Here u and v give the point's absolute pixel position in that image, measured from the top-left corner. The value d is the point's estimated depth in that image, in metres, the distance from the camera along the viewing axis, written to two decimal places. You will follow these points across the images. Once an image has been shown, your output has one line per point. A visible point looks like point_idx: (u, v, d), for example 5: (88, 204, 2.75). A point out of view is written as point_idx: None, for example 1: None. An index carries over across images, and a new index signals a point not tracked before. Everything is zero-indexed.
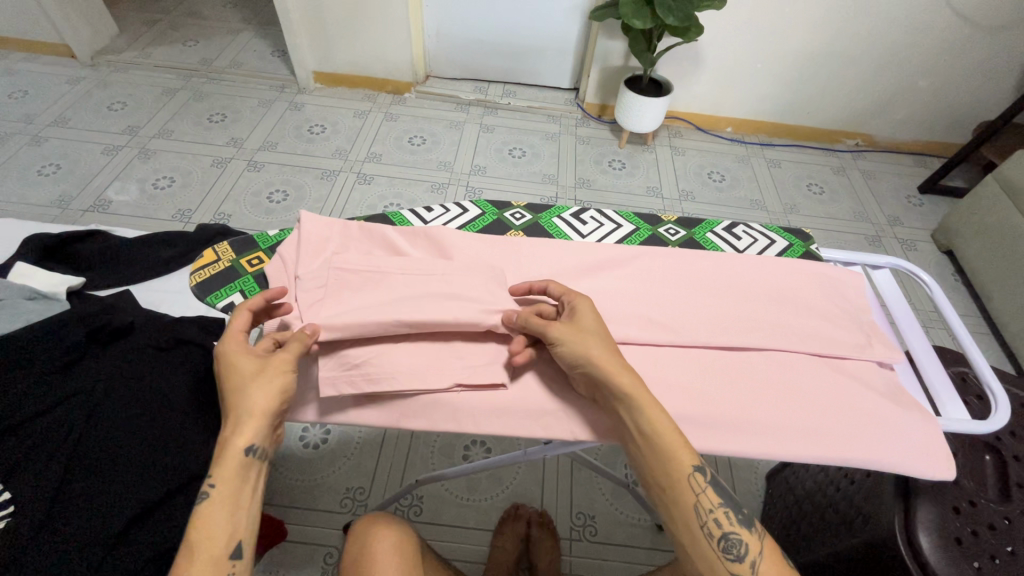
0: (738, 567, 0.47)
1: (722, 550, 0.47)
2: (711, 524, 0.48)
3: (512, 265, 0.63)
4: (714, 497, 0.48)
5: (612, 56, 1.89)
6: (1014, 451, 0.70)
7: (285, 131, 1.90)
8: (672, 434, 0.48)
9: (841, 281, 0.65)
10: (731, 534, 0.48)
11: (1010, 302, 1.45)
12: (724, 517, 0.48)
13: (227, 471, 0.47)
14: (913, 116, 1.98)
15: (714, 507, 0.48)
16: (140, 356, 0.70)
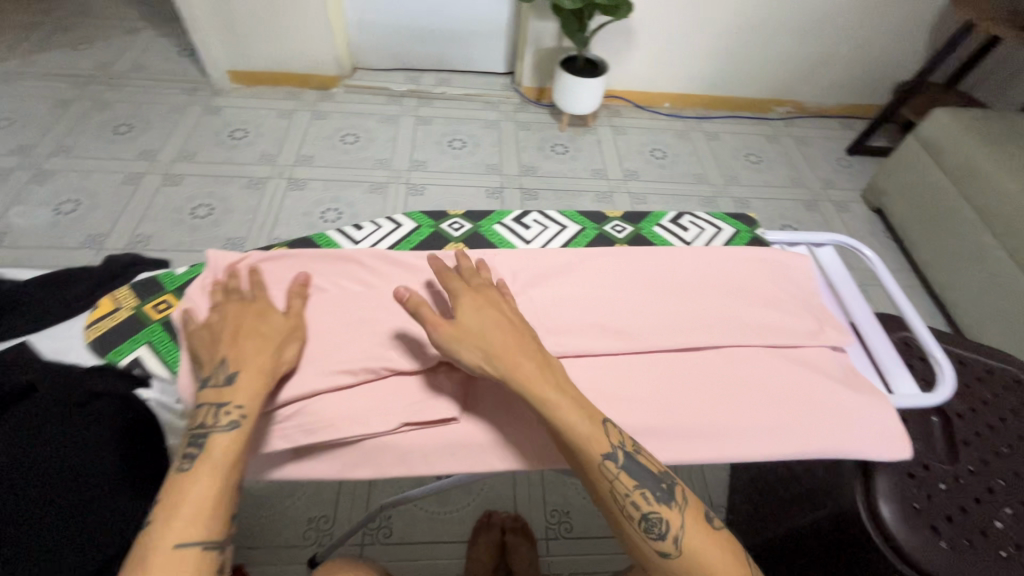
0: (662, 545, 0.45)
1: (642, 529, 0.45)
2: (629, 506, 0.46)
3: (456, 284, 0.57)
4: (628, 480, 0.46)
5: (545, 37, 1.84)
6: (957, 409, 0.73)
7: (202, 138, 1.76)
8: (583, 421, 0.45)
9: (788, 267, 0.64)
10: (648, 514, 0.45)
11: (938, 255, 1.53)
12: (641, 497, 0.46)
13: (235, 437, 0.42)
14: (837, 81, 2.04)
15: (628, 491, 0.45)
16: (47, 414, 0.56)
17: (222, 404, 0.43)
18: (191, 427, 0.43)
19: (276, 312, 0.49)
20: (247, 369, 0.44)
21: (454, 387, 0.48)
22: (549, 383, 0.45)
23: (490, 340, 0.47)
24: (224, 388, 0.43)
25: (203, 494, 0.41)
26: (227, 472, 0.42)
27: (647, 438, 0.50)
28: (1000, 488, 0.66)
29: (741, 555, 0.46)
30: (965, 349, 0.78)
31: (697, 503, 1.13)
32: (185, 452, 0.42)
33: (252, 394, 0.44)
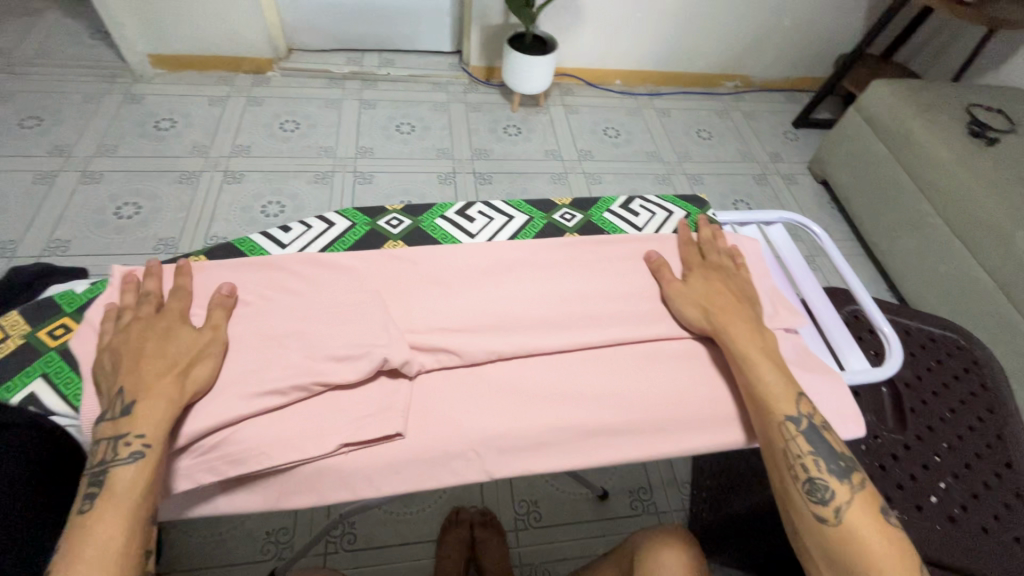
0: (822, 511, 0.44)
1: (804, 491, 0.45)
2: (799, 467, 0.45)
3: (395, 284, 0.52)
4: (805, 444, 0.45)
5: (491, 14, 1.78)
6: (905, 378, 0.75)
7: (124, 130, 1.61)
8: (775, 385, 0.47)
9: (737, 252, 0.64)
10: (818, 478, 0.44)
11: (879, 224, 1.59)
12: (813, 463, 0.45)
13: (139, 470, 0.37)
14: (782, 54, 2.07)
15: (802, 453, 0.45)
16: None
17: (122, 434, 0.38)
18: (90, 466, 0.38)
19: (183, 328, 0.44)
20: (148, 394, 0.39)
21: (397, 401, 0.44)
22: (750, 340, 0.49)
23: (712, 303, 0.52)
24: (122, 418, 0.38)
25: (106, 535, 0.36)
26: (133, 509, 0.37)
27: (611, 438, 0.46)
28: (945, 452, 0.69)
29: (908, 541, 0.43)
30: (911, 318, 0.80)
31: (662, 481, 1.14)
32: (85, 494, 0.37)
33: (156, 419, 0.39)
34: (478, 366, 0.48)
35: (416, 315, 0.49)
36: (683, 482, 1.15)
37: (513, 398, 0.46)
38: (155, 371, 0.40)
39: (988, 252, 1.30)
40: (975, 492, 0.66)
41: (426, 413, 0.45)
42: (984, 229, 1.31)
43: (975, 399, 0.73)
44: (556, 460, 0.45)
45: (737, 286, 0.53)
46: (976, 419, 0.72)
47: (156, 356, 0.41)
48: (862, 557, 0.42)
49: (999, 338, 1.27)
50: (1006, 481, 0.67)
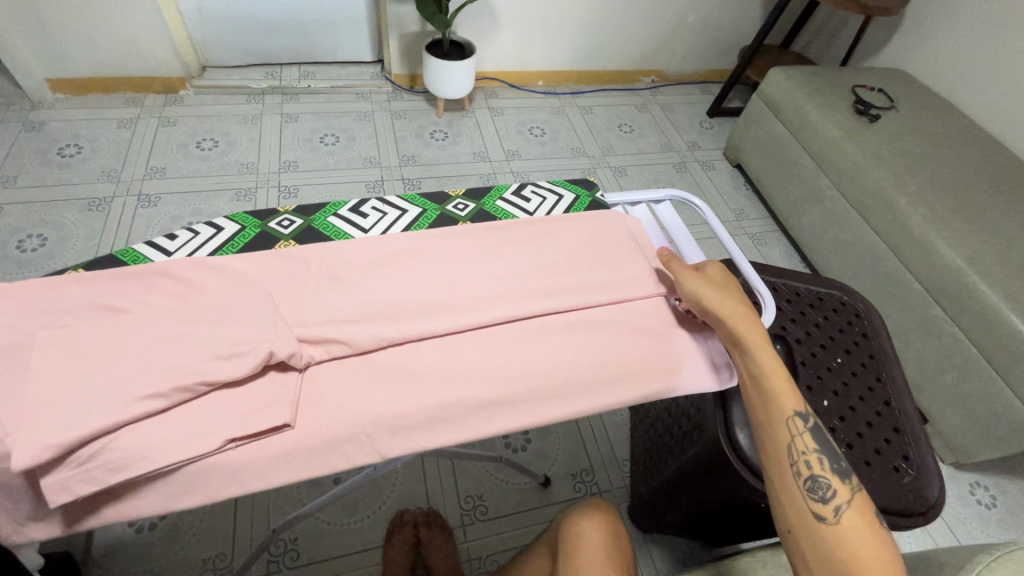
0: (822, 507, 0.49)
1: (807, 486, 0.50)
2: (802, 464, 0.51)
3: (284, 282, 0.52)
4: (810, 442, 0.51)
5: (408, 22, 1.79)
6: (796, 335, 0.81)
7: (23, 159, 1.52)
8: (782, 379, 0.52)
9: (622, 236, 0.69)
10: (820, 476, 0.50)
11: (788, 201, 1.70)
12: (816, 460, 0.51)
13: None
14: (692, 49, 2.19)
15: (806, 449, 0.51)
16: None
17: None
18: None
19: None
20: None
21: (285, 393, 0.45)
22: (760, 339, 0.53)
23: (715, 302, 0.55)
24: None
25: None
26: None
27: (502, 409, 0.48)
28: (832, 399, 0.76)
29: (892, 538, 0.48)
30: (799, 281, 0.87)
31: (602, 460, 1.19)
32: None
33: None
34: (370, 354, 0.49)
35: (306, 310, 0.50)
36: (622, 459, 1.19)
37: (402, 380, 0.48)
38: None
39: (878, 218, 1.42)
40: (858, 433, 0.73)
41: (317, 400, 0.46)
42: (873, 197, 1.43)
43: (857, 348, 0.81)
44: (448, 434, 0.46)
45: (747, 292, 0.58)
46: (859, 365, 0.79)
47: None
48: (855, 550, 0.47)
49: (894, 295, 1.39)
50: (886, 419, 0.75)
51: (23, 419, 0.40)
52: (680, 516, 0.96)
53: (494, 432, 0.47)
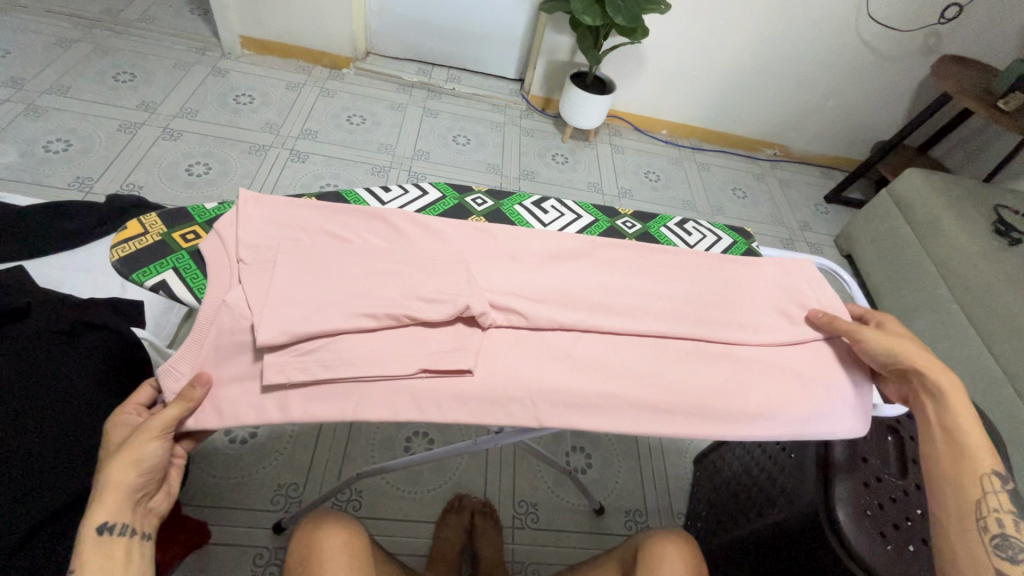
0: (1008, 564, 0.48)
1: (994, 543, 0.49)
2: (992, 522, 0.50)
3: (475, 250, 0.59)
4: (1005, 501, 0.50)
5: (559, 50, 1.91)
6: (910, 432, 0.79)
7: (206, 97, 1.74)
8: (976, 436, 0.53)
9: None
10: (1012, 536, 0.49)
11: (899, 304, 1.64)
12: (1007, 519, 0.50)
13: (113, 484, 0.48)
14: (823, 132, 2.18)
15: (999, 507, 0.50)
16: (49, 338, 0.66)
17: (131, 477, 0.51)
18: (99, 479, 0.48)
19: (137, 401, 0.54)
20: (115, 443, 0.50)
21: (471, 344, 0.51)
22: (960, 397, 0.54)
23: (908, 351, 0.57)
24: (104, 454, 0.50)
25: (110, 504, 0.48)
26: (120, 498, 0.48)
27: (651, 409, 0.52)
28: None
29: None
30: None
31: (658, 507, 1.18)
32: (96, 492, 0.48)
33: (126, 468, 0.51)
34: (540, 331, 0.55)
35: (493, 279, 0.56)
36: (678, 512, 1.18)
37: (566, 361, 0.53)
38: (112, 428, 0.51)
39: (1000, 343, 1.34)
40: None
41: (493, 357, 0.51)
42: (999, 322, 1.36)
43: None
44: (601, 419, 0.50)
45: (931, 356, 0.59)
46: None
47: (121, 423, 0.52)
48: None
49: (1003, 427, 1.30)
50: None
51: (268, 305, 0.48)
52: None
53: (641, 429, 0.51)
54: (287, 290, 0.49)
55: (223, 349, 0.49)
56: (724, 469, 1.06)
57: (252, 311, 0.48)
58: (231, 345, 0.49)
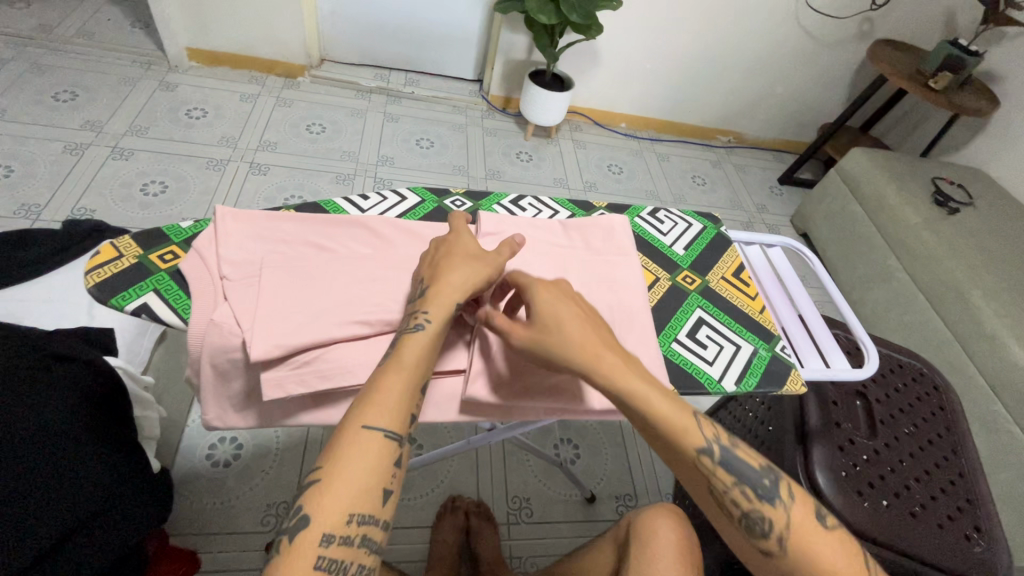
0: (766, 542, 0.50)
1: (748, 528, 0.50)
2: (734, 502, 0.51)
3: None
4: (726, 476, 0.51)
5: (516, 50, 1.92)
6: (876, 395, 0.85)
7: (156, 113, 1.67)
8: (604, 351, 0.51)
9: (742, 266, 0.70)
10: (754, 513, 0.50)
11: (853, 277, 1.74)
12: (741, 495, 0.51)
13: (400, 370, 0.46)
14: (773, 118, 2.27)
15: (728, 487, 0.51)
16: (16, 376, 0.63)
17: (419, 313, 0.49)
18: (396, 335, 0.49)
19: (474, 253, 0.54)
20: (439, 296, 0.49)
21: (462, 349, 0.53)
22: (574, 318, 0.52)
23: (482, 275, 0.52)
24: (416, 301, 0.49)
25: (381, 407, 0.44)
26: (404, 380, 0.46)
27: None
28: (910, 459, 0.78)
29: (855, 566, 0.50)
30: (881, 347, 0.92)
31: (646, 490, 1.21)
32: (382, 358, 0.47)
33: (444, 308, 0.49)
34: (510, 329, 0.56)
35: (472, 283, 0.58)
36: (666, 492, 1.22)
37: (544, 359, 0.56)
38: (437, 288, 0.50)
39: (947, 307, 1.44)
40: (934, 494, 0.76)
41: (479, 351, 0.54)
42: (944, 286, 1.46)
43: (933, 418, 0.84)
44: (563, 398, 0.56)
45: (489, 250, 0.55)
46: (935, 435, 0.82)
47: (442, 278, 0.50)
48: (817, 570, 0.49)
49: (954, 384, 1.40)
50: (959, 488, 0.77)
51: (257, 321, 0.48)
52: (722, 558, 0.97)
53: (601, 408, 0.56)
54: (277, 304, 0.49)
55: (215, 368, 0.48)
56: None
57: (243, 327, 0.48)
58: (222, 363, 0.48)
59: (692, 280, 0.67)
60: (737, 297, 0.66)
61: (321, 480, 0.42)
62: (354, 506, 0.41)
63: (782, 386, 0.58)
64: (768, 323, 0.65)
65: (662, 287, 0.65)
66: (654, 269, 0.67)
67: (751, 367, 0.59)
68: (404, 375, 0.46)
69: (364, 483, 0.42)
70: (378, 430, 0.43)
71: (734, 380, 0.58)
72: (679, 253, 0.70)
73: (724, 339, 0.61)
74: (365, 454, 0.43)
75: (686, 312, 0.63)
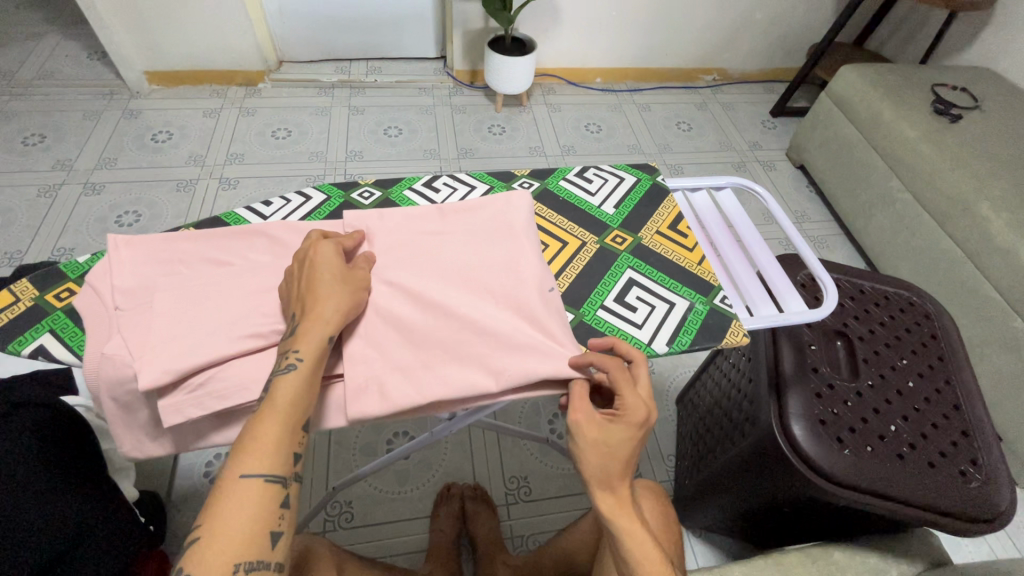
0: None
1: None
2: None
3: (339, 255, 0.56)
4: None
5: (471, 19, 1.84)
6: (858, 332, 0.79)
7: (122, 142, 1.68)
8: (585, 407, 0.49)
9: (679, 217, 0.66)
10: None
11: (854, 204, 1.64)
12: None
13: (278, 415, 0.44)
14: (757, 47, 2.13)
15: None
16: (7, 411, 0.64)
17: (291, 348, 0.46)
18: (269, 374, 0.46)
19: (343, 270, 0.51)
20: (312, 322, 0.46)
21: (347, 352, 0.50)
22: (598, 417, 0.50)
23: (319, 318, 0.47)
24: (290, 336, 0.46)
25: (259, 456, 0.43)
26: (286, 416, 0.44)
27: (525, 357, 0.49)
28: (897, 397, 0.73)
29: None
30: (865, 279, 0.85)
31: (647, 454, 1.19)
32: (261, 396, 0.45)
33: (312, 340, 0.46)
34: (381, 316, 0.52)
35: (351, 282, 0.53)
36: (667, 454, 1.19)
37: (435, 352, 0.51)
38: (303, 317, 0.47)
39: (954, 223, 1.34)
40: (926, 432, 0.71)
41: (355, 356, 0.49)
42: (949, 201, 1.35)
43: (925, 349, 0.78)
44: (459, 381, 0.48)
45: (308, 277, 0.49)
46: (926, 367, 0.76)
47: (312, 303, 0.47)
48: None
49: (968, 305, 1.32)
50: (954, 421, 0.72)
51: (147, 348, 0.47)
52: (728, 514, 0.95)
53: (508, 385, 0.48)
54: (167, 329, 0.48)
55: (117, 401, 0.48)
56: (702, 402, 1.06)
57: (134, 355, 0.47)
58: (122, 395, 0.48)
59: (622, 240, 0.63)
60: (673, 251, 0.62)
61: (202, 538, 0.40)
62: (240, 556, 0.40)
63: (719, 340, 0.55)
64: (708, 275, 0.60)
65: (588, 251, 0.62)
66: (581, 235, 0.63)
67: (685, 324, 0.56)
68: (280, 423, 0.44)
69: (248, 533, 0.41)
70: (256, 476, 0.42)
71: (665, 341, 0.54)
72: (608, 213, 0.66)
73: (656, 299, 0.58)
74: (246, 503, 0.41)
75: (615, 274, 0.60)
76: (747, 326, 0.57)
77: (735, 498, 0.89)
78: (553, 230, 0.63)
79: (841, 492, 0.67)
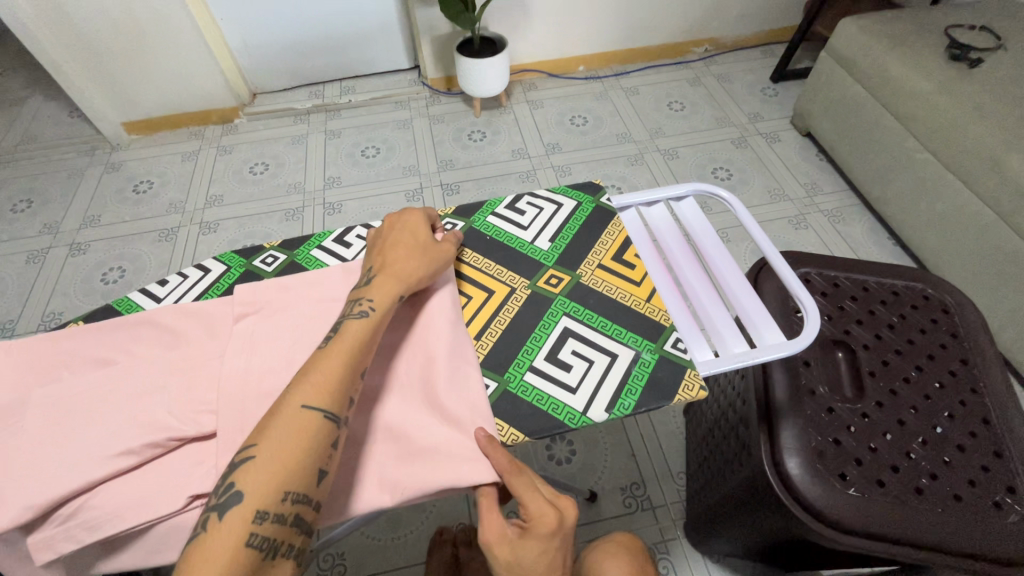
0: None
1: None
2: None
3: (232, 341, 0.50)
4: None
5: (437, 24, 1.76)
6: (862, 340, 0.68)
7: (105, 198, 1.68)
8: None
9: (624, 245, 0.60)
10: None
11: (869, 170, 1.49)
12: None
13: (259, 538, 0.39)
14: (749, 10, 1.97)
15: None
16: None
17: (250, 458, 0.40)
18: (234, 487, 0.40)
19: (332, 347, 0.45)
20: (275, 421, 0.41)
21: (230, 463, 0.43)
22: None
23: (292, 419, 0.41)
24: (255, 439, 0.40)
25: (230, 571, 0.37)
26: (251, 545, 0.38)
27: (427, 463, 0.45)
28: (912, 417, 0.62)
29: None
30: (870, 274, 0.74)
31: (655, 474, 1.10)
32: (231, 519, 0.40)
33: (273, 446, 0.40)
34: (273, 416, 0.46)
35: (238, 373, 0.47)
36: (677, 471, 1.10)
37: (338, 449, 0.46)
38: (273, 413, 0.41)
39: (984, 182, 1.19)
40: (950, 458, 0.60)
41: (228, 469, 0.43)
42: (976, 158, 1.20)
43: (945, 353, 0.67)
44: (359, 502, 0.44)
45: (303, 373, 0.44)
46: (947, 375, 0.65)
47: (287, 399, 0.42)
48: None
49: (1011, 275, 1.16)
50: (983, 440, 0.61)
51: (8, 480, 0.42)
52: (740, 545, 0.87)
53: (410, 498, 0.44)
54: (33, 455, 0.43)
55: None
56: (703, 419, 0.97)
57: None
58: None
59: (558, 280, 0.58)
60: (618, 288, 0.56)
61: None
62: None
63: (670, 399, 0.48)
64: (656, 314, 0.54)
65: (519, 299, 0.56)
66: (510, 279, 0.58)
67: (628, 382, 0.50)
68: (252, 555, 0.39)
69: None
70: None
71: (604, 406, 0.48)
72: (542, 249, 0.61)
73: (594, 351, 0.52)
74: None
75: (550, 323, 0.55)
76: (701, 373, 0.50)
77: (743, 530, 0.81)
78: (479, 279, 0.58)
79: (849, 540, 0.57)
